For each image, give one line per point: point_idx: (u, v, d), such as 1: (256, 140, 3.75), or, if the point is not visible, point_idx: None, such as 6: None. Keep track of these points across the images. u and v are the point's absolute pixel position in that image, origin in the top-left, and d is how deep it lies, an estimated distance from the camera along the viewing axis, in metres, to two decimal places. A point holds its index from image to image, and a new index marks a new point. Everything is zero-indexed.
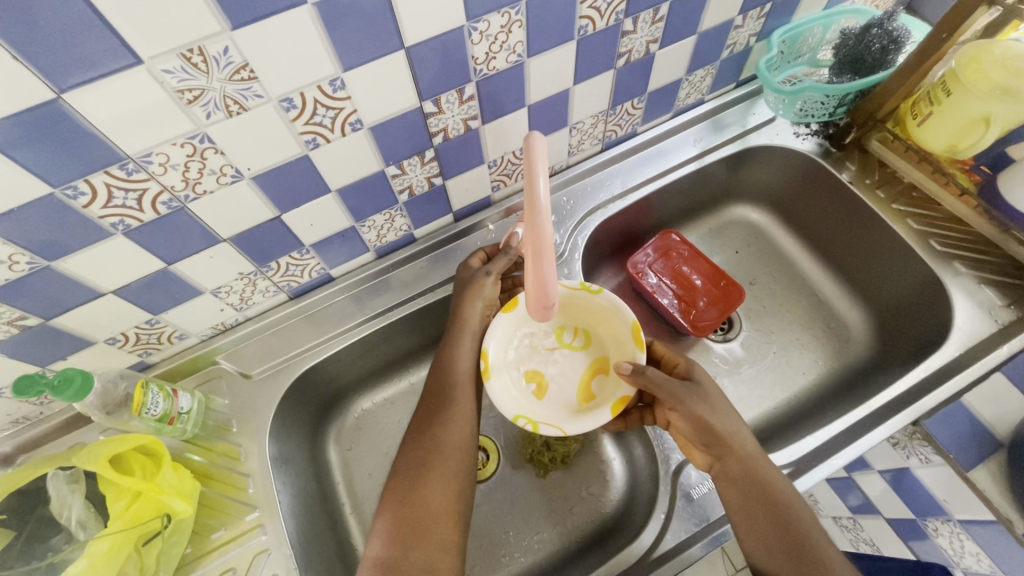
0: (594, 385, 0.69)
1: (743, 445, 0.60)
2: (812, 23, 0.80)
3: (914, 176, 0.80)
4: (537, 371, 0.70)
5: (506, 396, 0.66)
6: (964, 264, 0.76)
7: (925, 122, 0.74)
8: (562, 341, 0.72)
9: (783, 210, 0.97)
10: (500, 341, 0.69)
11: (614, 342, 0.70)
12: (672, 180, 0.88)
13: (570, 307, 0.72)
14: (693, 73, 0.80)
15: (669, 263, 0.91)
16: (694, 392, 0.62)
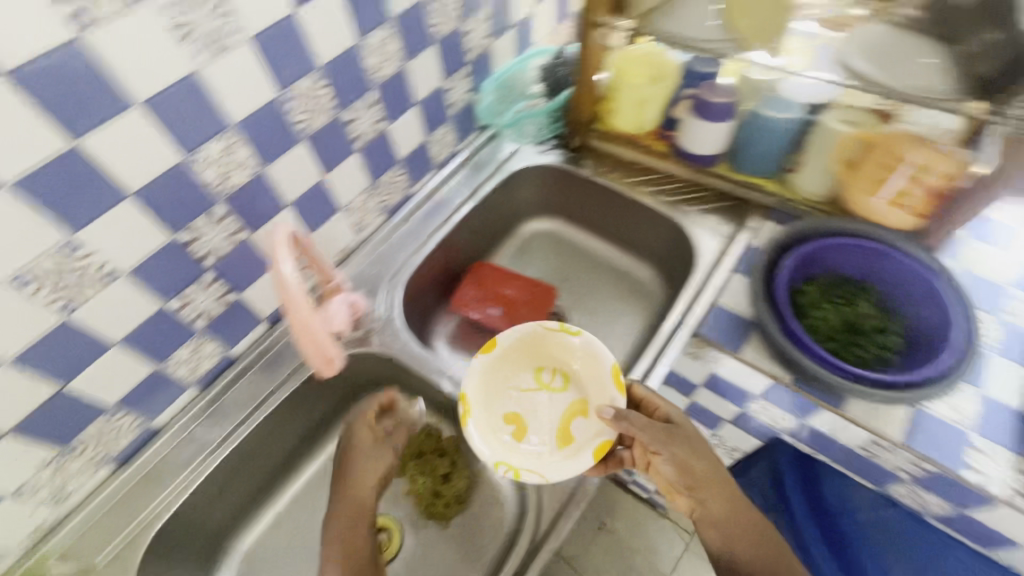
0: (572, 425, 0.71)
1: (725, 490, 0.65)
2: (513, 69, 0.99)
3: (629, 153, 0.99)
4: (516, 414, 0.73)
5: (488, 437, 0.70)
6: (689, 203, 0.94)
7: (615, 112, 0.94)
8: (541, 382, 0.76)
9: (562, 212, 1.13)
10: (480, 385, 0.73)
11: (595, 385, 0.71)
12: (457, 221, 0.99)
13: (547, 347, 0.76)
14: (432, 134, 0.94)
15: (487, 289, 1.01)
16: (675, 436, 0.65)
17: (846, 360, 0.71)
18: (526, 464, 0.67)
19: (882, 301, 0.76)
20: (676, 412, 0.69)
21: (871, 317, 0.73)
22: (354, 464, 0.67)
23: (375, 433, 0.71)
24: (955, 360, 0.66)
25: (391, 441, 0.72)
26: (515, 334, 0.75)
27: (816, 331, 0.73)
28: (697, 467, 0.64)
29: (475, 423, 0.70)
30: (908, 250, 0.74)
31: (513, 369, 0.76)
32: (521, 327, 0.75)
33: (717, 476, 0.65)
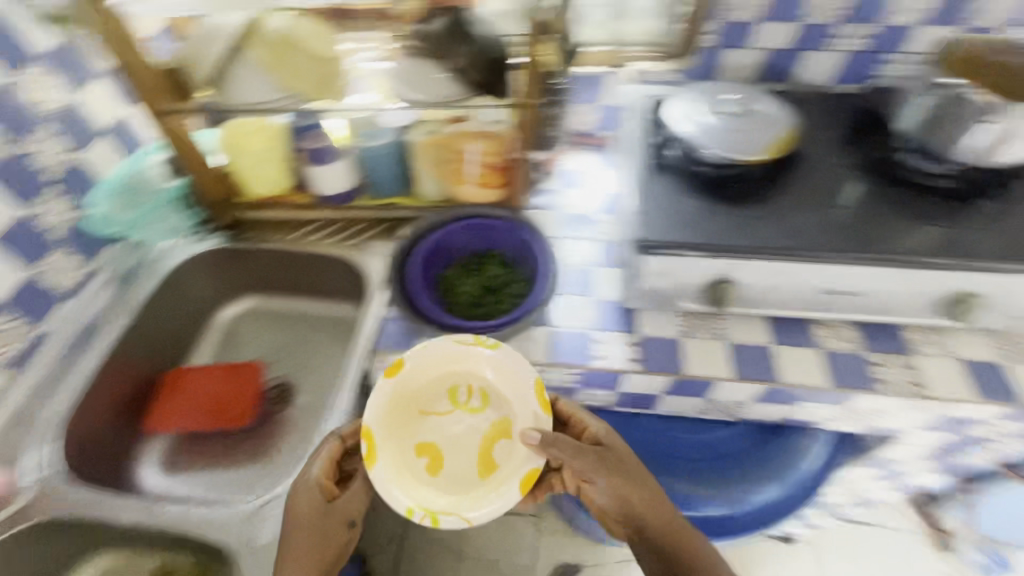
0: (493, 453, 0.70)
1: (654, 492, 0.71)
2: (123, 176, 0.92)
3: (281, 213, 0.99)
4: (433, 446, 0.70)
5: (399, 476, 0.67)
6: (355, 239, 0.99)
7: (248, 181, 0.94)
8: (457, 403, 0.72)
9: (247, 288, 1.07)
10: (386, 426, 0.69)
11: (515, 404, 0.70)
12: (111, 344, 0.88)
13: (466, 364, 0.72)
14: (40, 264, 0.84)
15: (189, 394, 0.95)
16: (614, 467, 0.69)
17: (483, 318, 0.80)
18: (438, 504, 0.66)
19: (507, 260, 0.87)
20: (609, 430, 0.73)
21: (498, 276, 0.85)
22: (299, 535, 0.65)
23: (330, 503, 0.68)
24: (546, 288, 0.80)
25: (348, 510, 0.69)
26: (432, 346, 0.71)
27: (457, 306, 0.82)
28: (624, 487, 0.68)
29: (383, 465, 0.67)
30: (502, 215, 0.87)
31: (412, 395, 0.71)
32: (432, 342, 0.71)
33: (651, 491, 0.70)
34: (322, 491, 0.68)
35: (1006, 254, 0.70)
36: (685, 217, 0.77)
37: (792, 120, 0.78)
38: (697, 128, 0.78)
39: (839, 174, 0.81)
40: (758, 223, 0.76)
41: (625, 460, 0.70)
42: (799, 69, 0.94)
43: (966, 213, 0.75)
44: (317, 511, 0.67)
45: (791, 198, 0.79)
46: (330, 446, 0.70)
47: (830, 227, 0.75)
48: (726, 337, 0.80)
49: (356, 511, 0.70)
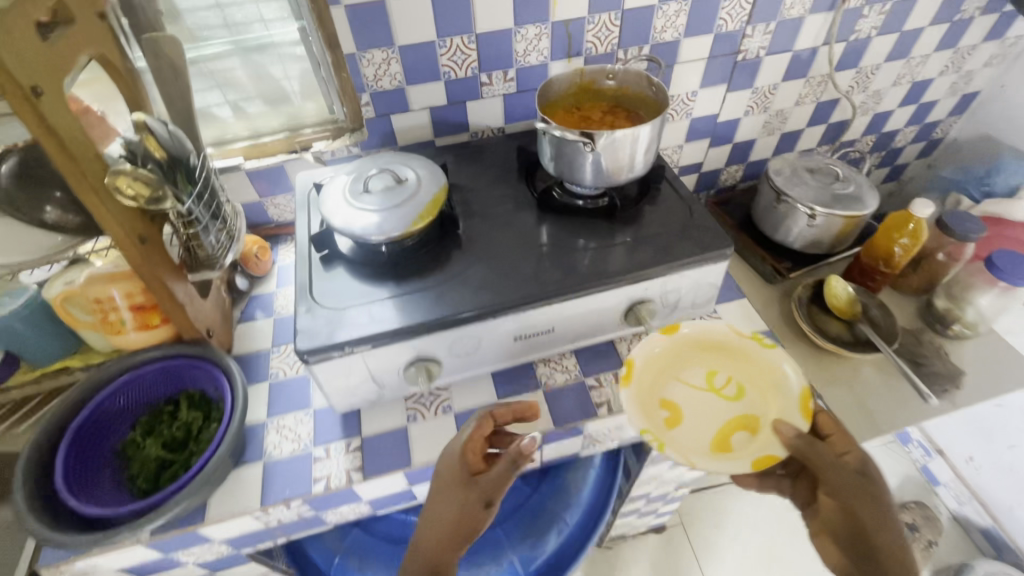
0: (733, 437, 0.69)
1: (870, 493, 0.65)
2: None
3: None
4: (672, 399, 0.72)
5: (639, 407, 0.70)
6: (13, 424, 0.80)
7: None
8: (712, 386, 0.74)
9: None
10: (646, 367, 0.74)
11: (770, 397, 0.72)
12: None
13: (735, 352, 0.76)
14: None
15: None
16: (864, 492, 0.65)
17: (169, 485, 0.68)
18: (674, 449, 0.67)
19: (198, 399, 0.75)
20: (865, 459, 0.68)
21: (190, 424, 0.74)
22: (442, 507, 0.64)
23: (471, 478, 0.65)
24: (233, 426, 0.70)
25: (487, 491, 0.64)
26: (684, 330, 0.76)
27: (139, 478, 0.69)
28: (845, 496, 0.66)
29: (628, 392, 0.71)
30: (178, 352, 0.75)
31: (684, 362, 0.76)
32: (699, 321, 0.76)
33: (866, 489, 0.66)
34: (468, 466, 0.65)
35: (650, 261, 0.74)
36: (352, 308, 0.70)
37: (437, 179, 0.78)
38: (343, 210, 0.73)
39: (510, 218, 0.84)
40: (428, 293, 0.72)
41: (871, 475, 0.67)
42: (468, 117, 0.96)
43: (616, 230, 0.80)
44: (457, 481, 0.64)
45: (463, 255, 0.78)
46: (479, 423, 0.68)
47: (500, 275, 0.74)
48: (452, 409, 0.77)
49: (490, 492, 0.64)
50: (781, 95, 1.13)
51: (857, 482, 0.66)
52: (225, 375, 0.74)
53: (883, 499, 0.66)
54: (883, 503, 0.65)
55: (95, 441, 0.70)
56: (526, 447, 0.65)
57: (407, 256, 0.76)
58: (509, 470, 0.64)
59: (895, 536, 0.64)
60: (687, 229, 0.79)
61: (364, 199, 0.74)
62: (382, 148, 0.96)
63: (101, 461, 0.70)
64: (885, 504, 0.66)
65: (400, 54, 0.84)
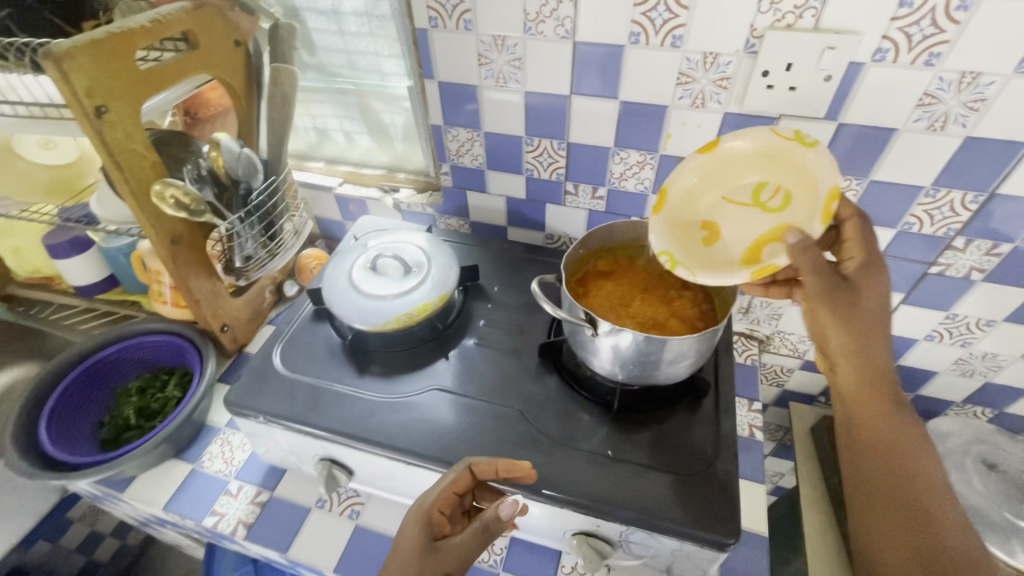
0: (763, 252, 0.59)
1: (847, 301, 0.55)
2: None
3: (42, 293, 1.02)
4: (714, 217, 0.62)
5: (668, 232, 0.63)
6: (85, 324, 1.00)
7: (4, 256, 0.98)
8: (757, 199, 0.59)
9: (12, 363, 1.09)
10: (685, 183, 0.62)
11: (806, 203, 0.57)
12: None
13: (783, 162, 0.58)
14: None
15: None
16: (845, 295, 0.56)
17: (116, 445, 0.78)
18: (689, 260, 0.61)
19: (185, 380, 0.84)
20: (874, 266, 0.57)
21: (167, 399, 0.83)
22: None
23: (434, 543, 0.53)
24: (180, 415, 0.76)
25: (445, 562, 0.52)
26: (730, 147, 0.58)
27: (109, 424, 0.81)
28: (821, 311, 0.56)
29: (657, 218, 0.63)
30: (189, 336, 0.84)
31: (729, 173, 0.60)
32: (749, 129, 0.57)
33: (849, 302, 0.55)
34: (431, 525, 0.55)
35: (617, 503, 0.57)
36: (297, 378, 0.68)
37: (443, 284, 0.71)
38: (339, 280, 0.71)
39: (512, 353, 0.72)
40: (368, 402, 0.66)
41: (860, 287, 0.56)
42: (544, 218, 0.87)
43: (609, 432, 0.64)
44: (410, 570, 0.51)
45: (435, 374, 0.70)
46: (454, 479, 0.56)
47: (450, 420, 0.65)
48: (356, 518, 0.72)
49: (453, 567, 0.52)
50: (995, 337, 0.76)
51: (842, 288, 0.56)
52: (205, 374, 0.80)
53: (868, 310, 0.56)
54: (869, 333, 0.55)
55: (100, 377, 0.83)
56: (505, 515, 0.53)
57: (374, 354, 0.72)
58: (482, 537, 0.54)
59: (875, 349, 0.56)
60: (690, 486, 0.58)
61: (360, 276, 0.71)
62: (455, 216, 0.93)
63: (98, 393, 0.83)
64: (876, 318, 0.56)
65: (484, 139, 0.79)
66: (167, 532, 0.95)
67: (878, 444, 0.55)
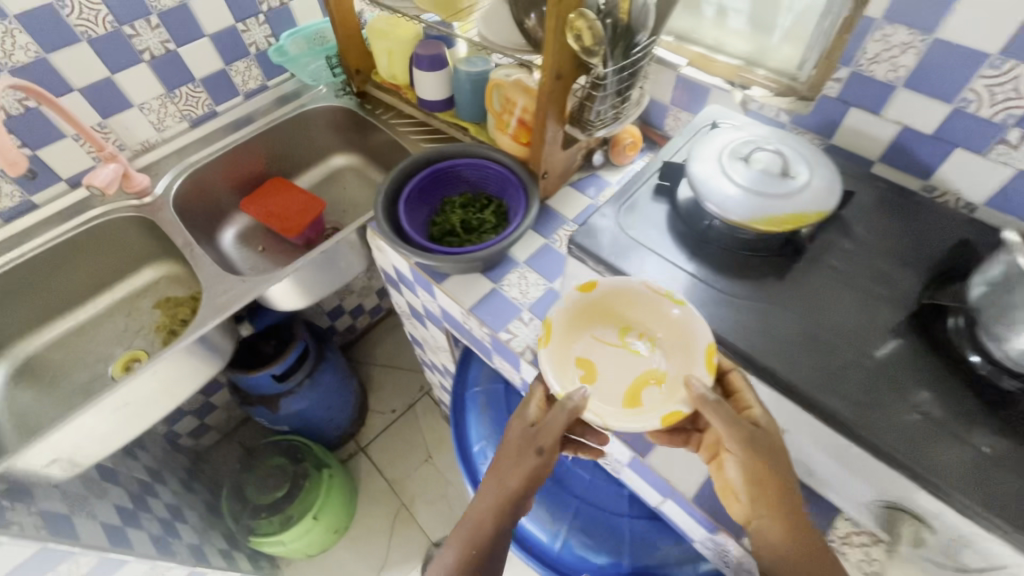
0: (644, 393, 0.63)
1: (770, 452, 0.56)
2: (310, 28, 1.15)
3: (393, 101, 1.17)
4: (590, 357, 0.66)
5: (561, 348, 0.65)
6: (418, 136, 1.13)
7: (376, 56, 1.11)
8: (626, 343, 0.68)
9: (353, 150, 1.32)
10: (564, 318, 0.67)
11: (682, 355, 0.64)
12: (248, 132, 1.17)
13: (644, 305, 0.67)
14: (238, 62, 1.14)
15: (274, 204, 1.19)
16: (760, 440, 0.56)
17: (442, 243, 0.89)
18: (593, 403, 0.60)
19: (501, 212, 0.92)
20: (767, 415, 0.59)
21: (484, 221, 0.92)
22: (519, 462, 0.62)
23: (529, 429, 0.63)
24: (504, 242, 0.84)
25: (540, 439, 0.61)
26: None
27: (437, 226, 0.92)
28: (751, 464, 0.56)
29: (547, 350, 0.65)
30: (518, 173, 0.90)
31: (598, 318, 0.68)
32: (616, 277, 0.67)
33: (769, 448, 0.56)
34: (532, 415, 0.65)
35: (990, 503, 0.49)
36: (638, 244, 0.71)
37: (823, 201, 0.63)
38: (705, 162, 0.69)
39: (865, 299, 0.64)
40: (699, 288, 0.67)
41: (771, 434, 0.58)
42: (939, 164, 0.72)
43: (988, 426, 0.54)
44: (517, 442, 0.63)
45: (772, 290, 0.66)
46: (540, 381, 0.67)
47: (788, 339, 0.61)
48: None
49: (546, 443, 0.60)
50: None
51: (760, 439, 0.56)
52: (529, 214, 0.86)
53: (779, 456, 0.57)
54: (777, 484, 0.56)
55: (440, 183, 0.95)
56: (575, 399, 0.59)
57: (716, 244, 0.71)
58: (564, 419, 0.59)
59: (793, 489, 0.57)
60: None
61: (730, 164, 0.67)
62: (814, 131, 0.82)
63: (432, 197, 0.95)
64: (784, 463, 0.56)
65: (930, 48, 0.65)
66: (432, 330, 1.10)
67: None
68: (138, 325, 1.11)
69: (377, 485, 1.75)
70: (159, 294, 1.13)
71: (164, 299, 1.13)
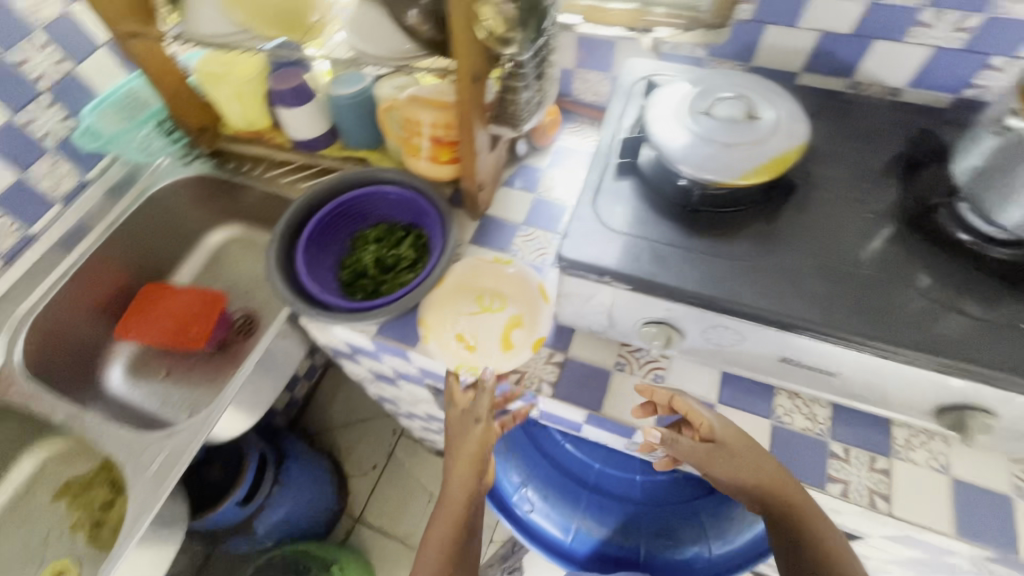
0: (513, 335, 0.73)
1: (726, 458, 0.60)
2: (118, 92, 0.91)
3: (261, 151, 0.98)
4: (463, 331, 0.73)
5: (438, 331, 0.73)
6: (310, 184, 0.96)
7: (220, 106, 0.90)
8: (482, 306, 0.75)
9: (230, 220, 1.10)
10: (435, 309, 0.74)
11: (522, 295, 0.75)
12: (88, 245, 0.92)
13: (484, 275, 0.77)
14: (34, 165, 0.87)
15: (157, 319, 0.94)
16: (714, 453, 0.60)
17: (360, 290, 0.78)
18: (480, 363, 0.71)
19: (421, 244, 0.80)
20: (730, 427, 0.62)
21: (401, 258, 0.79)
22: (466, 442, 0.68)
23: (464, 410, 0.70)
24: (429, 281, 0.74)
25: (472, 411, 0.68)
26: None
27: (347, 268, 0.80)
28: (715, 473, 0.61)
29: (434, 341, 0.72)
30: (434, 201, 0.80)
31: (459, 295, 0.75)
32: (461, 262, 0.77)
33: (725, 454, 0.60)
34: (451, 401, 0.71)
35: None
36: (629, 234, 0.63)
37: (799, 134, 0.60)
38: (669, 126, 0.62)
39: (856, 214, 0.64)
40: (713, 261, 0.60)
41: (728, 443, 0.60)
42: (862, 60, 0.73)
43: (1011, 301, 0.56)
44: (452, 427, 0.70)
45: (776, 235, 0.63)
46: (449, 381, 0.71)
47: (815, 282, 0.59)
48: (661, 382, 0.70)
49: (482, 412, 0.67)
50: None
51: (722, 451, 0.60)
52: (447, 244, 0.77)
53: (748, 458, 0.59)
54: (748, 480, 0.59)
55: (343, 222, 0.82)
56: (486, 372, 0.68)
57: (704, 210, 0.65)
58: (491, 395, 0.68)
59: (780, 485, 0.59)
60: None
61: (696, 122, 0.62)
62: (734, 58, 0.79)
63: (340, 231, 0.82)
64: (749, 464, 0.59)
65: None
66: (409, 388, 0.96)
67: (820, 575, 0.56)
68: (42, 530, 0.86)
69: (388, 548, 1.60)
70: (53, 482, 0.88)
71: (64, 485, 0.88)
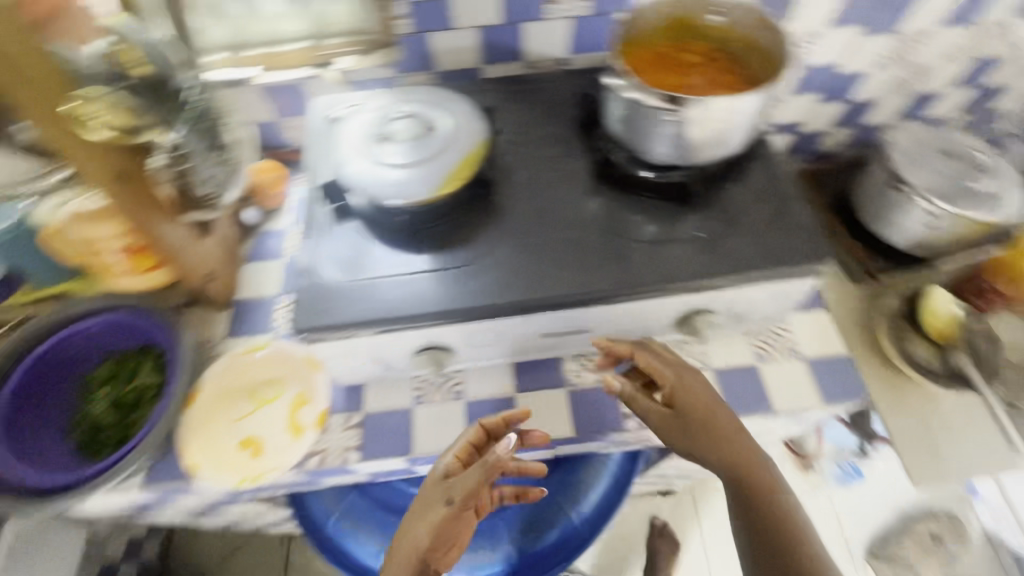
0: (298, 417, 0.67)
1: (687, 418, 0.60)
2: None
3: None
4: (240, 437, 0.66)
5: (212, 451, 0.65)
6: None
7: None
8: (256, 401, 0.68)
9: None
10: (200, 428, 0.66)
11: (296, 371, 0.71)
12: None
13: (249, 370, 0.70)
14: None
15: None
16: (675, 414, 0.61)
17: (108, 444, 0.65)
18: (269, 463, 0.65)
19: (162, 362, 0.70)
20: (705, 391, 0.62)
21: (144, 388, 0.68)
22: (414, 524, 0.57)
23: (442, 481, 0.59)
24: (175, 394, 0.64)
25: (450, 488, 0.57)
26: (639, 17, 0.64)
27: (83, 428, 0.67)
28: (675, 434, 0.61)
29: (208, 465, 0.64)
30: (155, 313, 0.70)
31: (225, 401, 0.68)
32: (218, 366, 0.70)
33: (685, 419, 0.60)
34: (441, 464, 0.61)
35: (726, 268, 0.60)
36: (355, 277, 0.60)
37: (473, 131, 0.63)
38: (354, 161, 0.61)
39: (555, 183, 0.69)
40: (442, 273, 0.61)
41: (688, 408, 0.61)
42: (523, 43, 0.78)
43: (684, 216, 0.65)
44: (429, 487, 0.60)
45: (494, 226, 0.66)
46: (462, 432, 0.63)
47: (535, 258, 0.63)
48: (462, 397, 0.70)
49: (457, 496, 0.56)
50: (931, 46, 0.87)
51: (685, 412, 0.61)
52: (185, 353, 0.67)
53: (710, 415, 0.61)
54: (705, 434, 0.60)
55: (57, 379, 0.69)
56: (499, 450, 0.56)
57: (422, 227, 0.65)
58: (481, 475, 0.56)
59: (737, 449, 0.59)
60: (770, 232, 0.63)
61: (377, 149, 0.61)
62: (418, 70, 0.81)
63: (57, 392, 0.69)
64: (706, 421, 0.60)
65: None
66: (233, 509, 0.85)
67: (771, 533, 0.56)
68: None
69: None
70: None
71: None
